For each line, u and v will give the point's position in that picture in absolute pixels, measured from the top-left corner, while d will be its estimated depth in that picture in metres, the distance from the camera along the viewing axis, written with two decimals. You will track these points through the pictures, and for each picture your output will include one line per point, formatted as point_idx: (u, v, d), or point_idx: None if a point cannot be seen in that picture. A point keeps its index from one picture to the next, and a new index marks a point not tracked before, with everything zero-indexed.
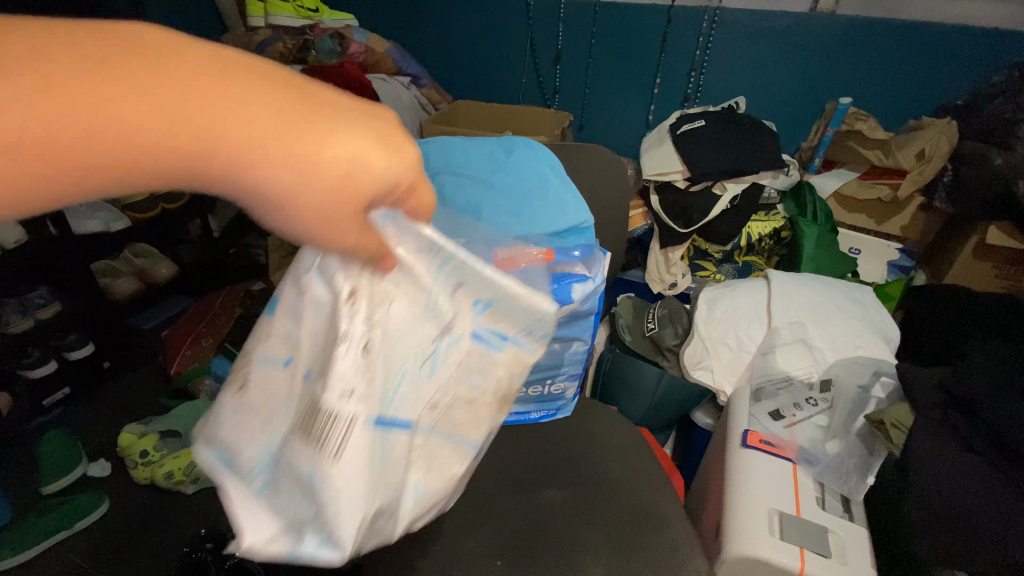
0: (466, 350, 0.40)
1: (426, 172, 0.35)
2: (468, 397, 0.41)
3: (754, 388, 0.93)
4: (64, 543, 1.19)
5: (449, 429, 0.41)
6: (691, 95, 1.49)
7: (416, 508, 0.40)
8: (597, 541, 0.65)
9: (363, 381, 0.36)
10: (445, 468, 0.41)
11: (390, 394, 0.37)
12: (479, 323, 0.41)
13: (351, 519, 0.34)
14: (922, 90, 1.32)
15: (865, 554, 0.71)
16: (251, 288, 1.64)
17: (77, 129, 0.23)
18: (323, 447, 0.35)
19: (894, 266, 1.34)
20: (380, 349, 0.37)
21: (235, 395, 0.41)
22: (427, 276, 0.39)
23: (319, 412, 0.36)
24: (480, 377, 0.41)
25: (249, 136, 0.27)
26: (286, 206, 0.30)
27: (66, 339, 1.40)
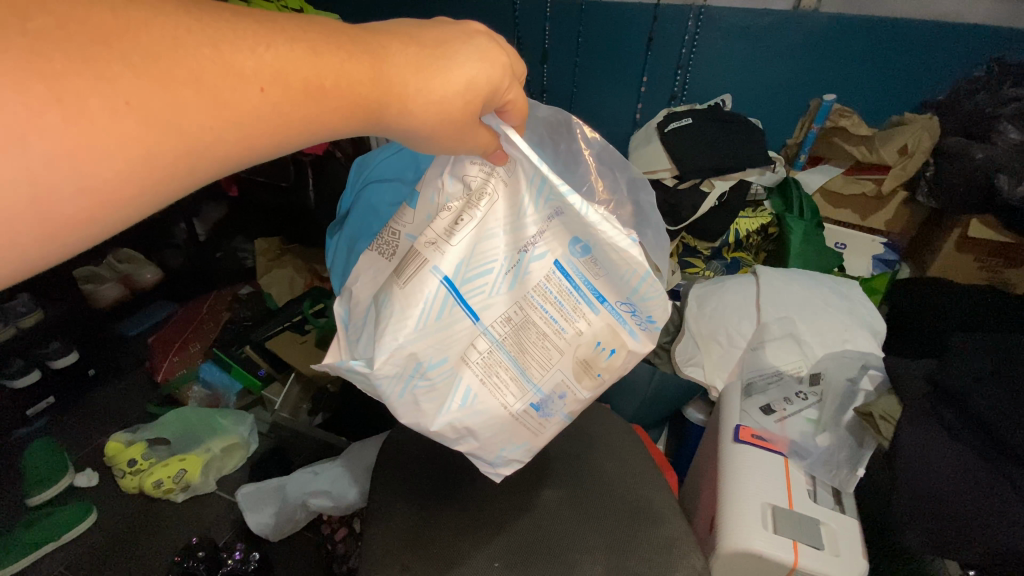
0: (557, 278, 0.50)
1: (512, 86, 0.46)
2: (543, 325, 0.50)
3: (745, 382, 0.94)
4: (52, 554, 1.18)
5: (518, 340, 0.50)
6: (678, 93, 1.50)
7: (460, 413, 0.49)
8: (594, 540, 0.65)
9: (455, 252, 0.49)
10: (502, 383, 0.50)
11: (470, 272, 0.49)
12: (572, 261, 0.50)
13: (399, 345, 0.47)
14: (904, 86, 1.34)
15: (856, 545, 0.72)
16: (238, 292, 1.62)
17: (301, 68, 0.36)
18: (412, 294, 0.48)
19: (879, 260, 1.37)
20: (477, 237, 0.49)
21: (375, 254, 0.55)
22: (533, 196, 0.49)
23: (418, 260, 0.49)
24: (560, 312, 0.50)
25: (403, 76, 0.41)
26: (416, 117, 0.42)
27: (49, 347, 1.36)
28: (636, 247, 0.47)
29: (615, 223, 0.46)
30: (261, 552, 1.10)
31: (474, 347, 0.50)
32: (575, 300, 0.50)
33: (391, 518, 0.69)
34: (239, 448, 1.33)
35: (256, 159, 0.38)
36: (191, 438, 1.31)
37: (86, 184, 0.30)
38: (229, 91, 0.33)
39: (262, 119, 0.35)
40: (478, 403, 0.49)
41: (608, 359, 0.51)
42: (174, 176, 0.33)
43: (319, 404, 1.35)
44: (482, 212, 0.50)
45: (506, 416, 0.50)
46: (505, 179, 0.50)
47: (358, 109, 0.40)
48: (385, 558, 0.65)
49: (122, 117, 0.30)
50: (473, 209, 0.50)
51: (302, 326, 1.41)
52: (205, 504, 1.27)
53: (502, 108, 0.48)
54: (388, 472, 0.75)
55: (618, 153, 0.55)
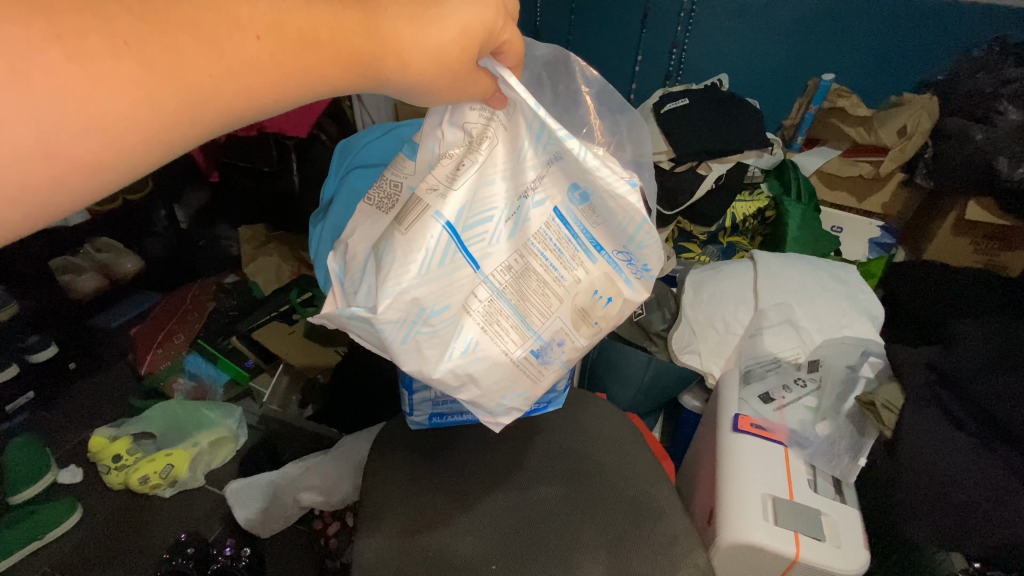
0: (556, 226, 0.47)
1: (511, 28, 0.42)
2: (543, 273, 0.47)
3: (743, 370, 0.92)
4: (37, 552, 1.15)
5: (519, 288, 0.47)
6: (673, 73, 1.46)
7: (462, 360, 0.46)
8: (594, 539, 0.63)
9: (457, 197, 0.46)
10: (503, 331, 0.47)
11: (471, 217, 0.46)
12: (569, 209, 0.47)
13: (402, 291, 0.44)
14: (903, 64, 1.31)
15: (857, 535, 0.71)
16: (223, 280, 1.58)
17: (301, 17, 0.33)
18: (414, 234, 0.45)
19: (874, 244, 1.36)
20: (478, 181, 0.46)
21: (368, 205, 0.50)
22: (532, 140, 0.46)
23: (418, 207, 0.46)
24: (559, 260, 0.47)
25: (399, 25, 0.37)
26: (415, 69, 0.39)
27: (27, 341, 1.32)
28: (634, 192, 0.45)
29: (614, 166, 0.44)
30: (252, 547, 1.09)
31: (475, 296, 0.46)
32: (574, 249, 0.48)
33: (385, 518, 0.67)
34: (227, 442, 1.30)
35: (262, 115, 0.36)
36: (177, 432, 1.27)
37: (91, 128, 0.28)
38: (227, 38, 0.31)
39: (264, 71, 0.33)
40: (480, 351, 0.46)
41: (606, 308, 0.49)
42: (176, 127, 0.31)
43: (310, 396, 1.31)
44: (483, 157, 0.46)
45: (507, 363, 0.47)
46: (505, 122, 0.46)
47: (360, 63, 0.37)
48: (382, 556, 0.63)
49: (121, 59, 0.28)
50: (475, 153, 0.46)
51: (290, 317, 1.38)
52: (194, 498, 1.24)
53: (497, 51, 0.44)
54: (382, 469, 0.73)
55: (618, 94, 0.52)
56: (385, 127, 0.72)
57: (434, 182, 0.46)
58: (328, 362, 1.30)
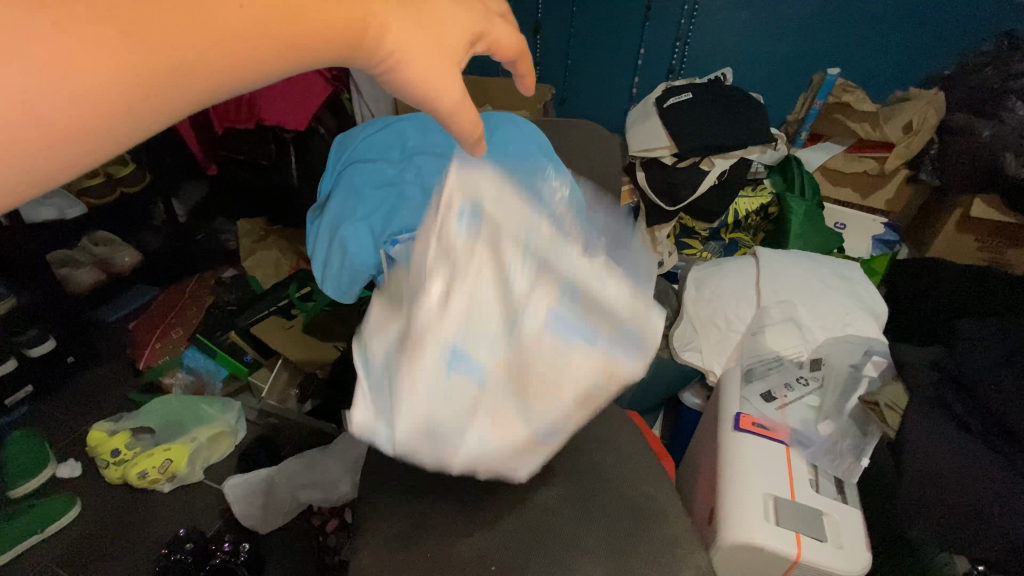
0: (556, 317, 0.44)
1: (495, 23, 0.41)
2: (547, 364, 0.44)
3: (745, 368, 0.91)
4: (35, 547, 1.14)
5: (524, 393, 0.44)
6: (676, 66, 1.44)
7: (474, 453, 0.44)
8: (595, 541, 0.63)
9: (453, 313, 0.42)
10: (512, 429, 0.45)
11: (469, 325, 0.43)
12: (564, 311, 0.44)
13: (411, 415, 0.42)
14: (909, 59, 1.30)
15: (859, 535, 0.71)
16: (221, 274, 1.58)
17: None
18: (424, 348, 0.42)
19: (879, 241, 1.31)
20: (472, 284, 0.43)
21: (376, 304, 0.49)
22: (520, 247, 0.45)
23: (418, 339, 0.42)
24: (565, 350, 0.44)
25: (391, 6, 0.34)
26: (412, 55, 0.36)
27: (26, 335, 1.32)
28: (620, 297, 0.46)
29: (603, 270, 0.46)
30: (251, 543, 1.08)
31: (482, 390, 0.43)
32: (576, 343, 0.44)
33: (383, 520, 0.66)
34: (226, 437, 1.30)
35: (246, 96, 0.32)
36: (175, 426, 1.27)
37: (48, 96, 0.24)
38: (213, 8, 0.28)
39: (251, 40, 0.29)
40: (491, 448, 0.44)
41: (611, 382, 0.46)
42: (149, 103, 0.27)
43: (308, 391, 1.29)
44: (473, 266, 0.43)
45: (517, 453, 0.45)
46: (491, 233, 0.44)
47: (351, 41, 0.33)
48: (380, 556, 0.62)
49: (91, 21, 0.24)
50: (463, 267, 0.43)
51: (289, 310, 1.37)
52: (192, 494, 1.24)
53: (489, 48, 0.42)
54: (381, 468, 0.72)
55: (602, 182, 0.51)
56: (386, 122, 0.74)
57: (429, 299, 0.43)
58: (329, 357, 1.29)
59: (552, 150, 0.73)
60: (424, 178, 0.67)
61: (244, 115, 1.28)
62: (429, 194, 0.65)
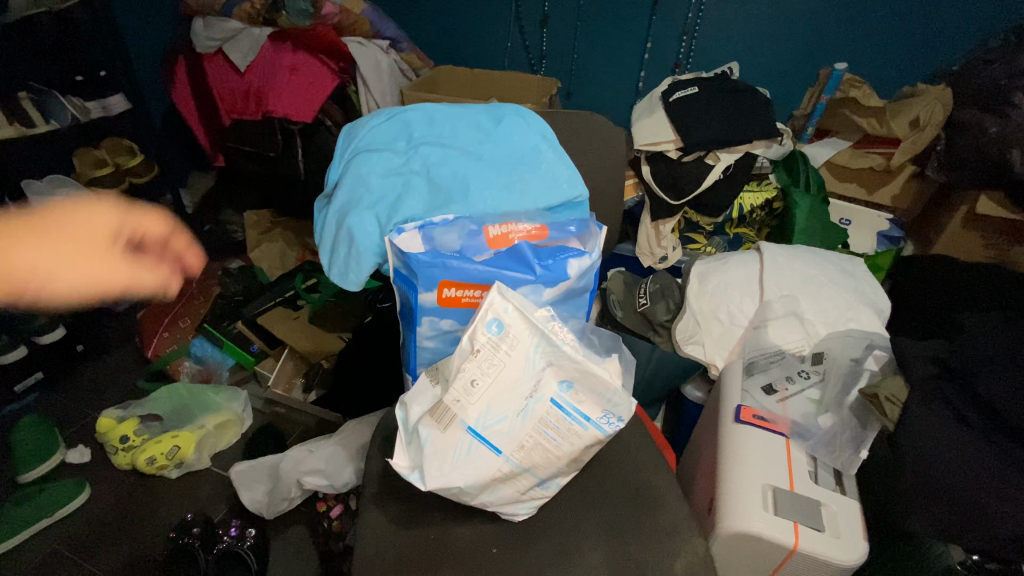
0: (552, 469, 0.59)
1: (130, 219, 0.45)
2: (544, 475, 0.59)
3: (747, 362, 0.92)
4: (44, 532, 1.15)
5: (532, 461, 0.58)
6: (682, 60, 1.44)
7: (491, 502, 0.59)
8: (595, 525, 0.64)
9: (481, 492, 0.57)
10: (520, 477, 0.58)
11: (489, 496, 0.58)
12: (563, 397, 0.57)
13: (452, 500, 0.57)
14: (916, 55, 1.29)
15: (857, 525, 0.71)
16: (228, 264, 1.58)
17: None
18: (448, 452, 0.56)
19: (884, 237, 1.32)
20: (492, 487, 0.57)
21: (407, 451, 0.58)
22: (525, 466, 0.58)
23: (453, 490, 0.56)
24: (559, 466, 0.59)
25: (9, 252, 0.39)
26: (46, 281, 0.40)
27: (35, 322, 1.33)
28: (597, 399, 0.57)
29: (580, 378, 0.56)
30: (257, 528, 1.10)
31: (495, 503, 0.59)
32: (566, 461, 0.59)
33: (386, 503, 0.67)
34: (233, 425, 1.31)
35: None
36: (183, 414, 1.29)
37: None
38: None
39: None
40: (504, 491, 0.59)
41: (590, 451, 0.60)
42: None
43: (314, 381, 1.34)
44: (500, 482, 0.58)
45: (523, 490, 0.60)
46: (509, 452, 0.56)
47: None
48: (385, 538, 0.63)
49: None
50: (496, 483, 0.58)
51: (294, 301, 1.39)
52: (198, 480, 1.25)
53: (141, 243, 0.47)
54: (386, 454, 0.73)
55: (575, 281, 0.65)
56: (391, 111, 0.74)
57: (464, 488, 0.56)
58: (334, 348, 1.29)
59: (557, 142, 0.75)
60: (431, 168, 0.69)
61: (251, 107, 1.34)
62: (434, 183, 0.68)
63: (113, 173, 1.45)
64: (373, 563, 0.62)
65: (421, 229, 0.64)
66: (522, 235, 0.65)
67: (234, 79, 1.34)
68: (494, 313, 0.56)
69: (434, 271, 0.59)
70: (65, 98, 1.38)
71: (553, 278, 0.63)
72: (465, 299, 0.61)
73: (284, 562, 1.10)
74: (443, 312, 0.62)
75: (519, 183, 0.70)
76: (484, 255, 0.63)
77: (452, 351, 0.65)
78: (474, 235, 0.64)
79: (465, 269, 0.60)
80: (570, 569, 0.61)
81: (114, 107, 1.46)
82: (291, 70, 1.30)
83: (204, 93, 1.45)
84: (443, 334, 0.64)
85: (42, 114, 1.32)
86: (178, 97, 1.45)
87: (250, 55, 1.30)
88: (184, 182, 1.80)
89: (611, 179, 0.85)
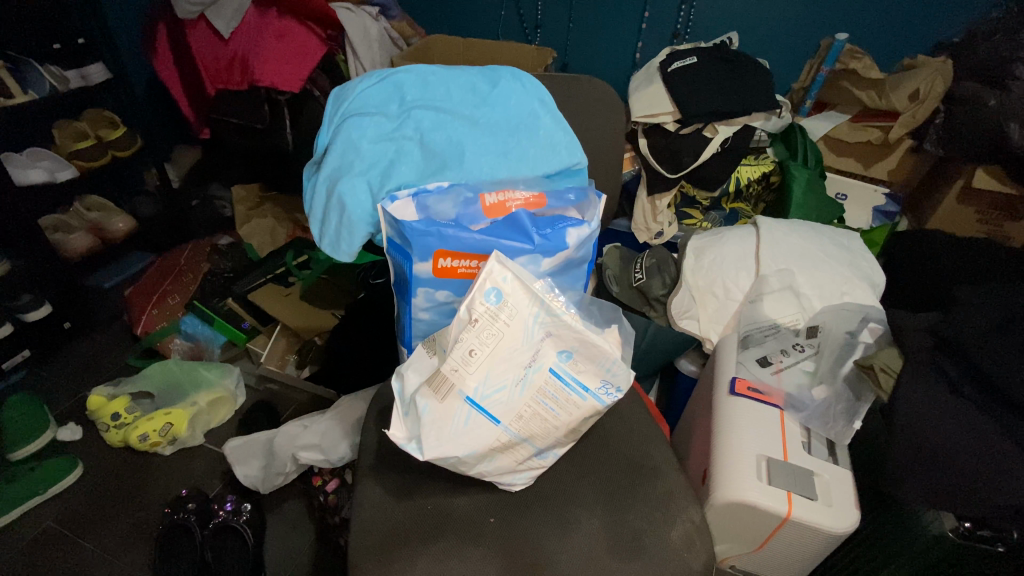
0: (553, 438, 0.59)
1: None
2: (543, 444, 0.59)
3: (742, 335, 0.92)
4: (40, 507, 1.14)
5: (533, 432, 0.57)
6: (681, 31, 1.40)
7: (490, 472, 0.59)
8: (593, 495, 0.65)
9: (482, 460, 0.57)
10: (519, 447, 0.58)
11: (489, 465, 0.58)
12: (563, 366, 0.56)
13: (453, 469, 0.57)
14: (918, 26, 1.27)
15: (848, 494, 0.73)
16: (217, 241, 1.56)
17: None
18: (446, 421, 0.55)
19: (879, 212, 1.31)
20: (491, 455, 0.57)
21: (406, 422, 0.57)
22: (527, 435, 0.57)
23: (454, 460, 0.56)
24: (559, 436, 0.59)
25: None
26: None
27: (19, 300, 1.29)
28: (597, 368, 0.57)
29: (584, 346, 0.56)
30: (252, 503, 1.10)
31: (494, 473, 0.59)
32: (566, 431, 0.59)
33: (382, 476, 0.66)
34: (226, 403, 1.30)
35: None
36: (175, 391, 1.28)
37: None
38: None
39: None
40: (503, 461, 0.59)
41: (589, 422, 0.60)
42: None
43: (306, 357, 1.31)
44: (499, 452, 0.58)
45: (522, 461, 0.60)
46: (510, 422, 0.56)
47: None
48: (382, 509, 0.63)
49: None
50: (495, 453, 0.57)
51: (286, 278, 1.37)
52: (192, 456, 1.23)
53: None
54: (382, 426, 0.72)
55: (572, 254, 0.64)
56: (382, 73, 0.70)
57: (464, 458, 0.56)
58: (326, 325, 1.27)
59: (554, 107, 0.73)
60: (424, 133, 0.67)
61: (236, 76, 1.30)
62: (428, 149, 0.66)
63: (96, 146, 1.41)
64: (370, 534, 0.62)
65: (416, 197, 0.62)
66: (519, 204, 0.64)
67: (218, 46, 1.29)
68: (493, 281, 0.55)
69: (429, 239, 0.58)
70: (41, 66, 1.31)
71: (552, 247, 0.61)
72: (461, 269, 0.60)
73: (280, 536, 1.10)
74: (440, 283, 0.61)
75: (516, 150, 0.69)
76: (481, 224, 0.62)
77: (447, 323, 0.64)
78: (470, 204, 0.63)
79: (461, 238, 0.58)
80: (567, 537, 0.61)
81: (92, 76, 1.41)
82: (278, 38, 1.26)
83: (187, 61, 1.39)
84: (439, 306, 0.63)
85: (20, 86, 1.27)
86: (159, 65, 1.40)
87: (234, 20, 1.26)
88: (168, 155, 1.75)
89: (609, 148, 0.83)
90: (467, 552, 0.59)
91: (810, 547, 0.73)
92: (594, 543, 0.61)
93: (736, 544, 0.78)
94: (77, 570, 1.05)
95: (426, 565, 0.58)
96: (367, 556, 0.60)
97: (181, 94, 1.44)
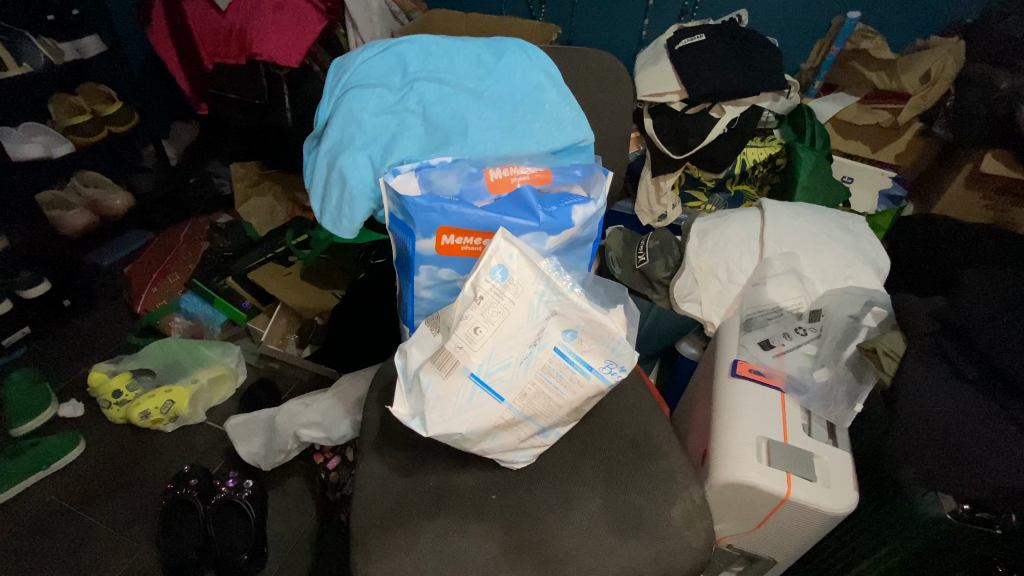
0: (558, 417, 0.59)
1: None
2: (548, 422, 0.59)
3: (744, 318, 0.92)
4: (43, 482, 1.15)
5: (538, 411, 0.57)
6: (689, 8, 1.37)
7: (495, 451, 0.59)
8: (595, 474, 0.65)
9: (488, 437, 0.57)
10: (525, 427, 0.58)
11: (494, 443, 0.58)
12: (568, 345, 0.56)
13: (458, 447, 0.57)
14: (932, 6, 1.25)
15: (847, 475, 0.73)
16: (216, 220, 1.54)
17: None
18: (449, 398, 0.55)
19: (885, 196, 1.32)
20: (497, 433, 0.57)
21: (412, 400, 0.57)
22: (532, 413, 0.57)
23: (460, 437, 0.56)
24: (565, 415, 0.59)
25: None
26: None
27: (18, 276, 1.29)
28: (603, 348, 0.56)
29: (591, 323, 0.56)
30: (254, 479, 1.10)
31: (499, 451, 0.60)
32: (572, 410, 0.58)
33: (384, 455, 0.66)
34: (226, 380, 1.30)
35: None
36: (177, 369, 1.28)
37: None
38: None
39: None
40: (508, 440, 0.59)
41: (593, 401, 0.59)
42: None
43: (306, 337, 1.30)
44: (504, 431, 0.58)
45: (526, 439, 0.60)
46: (516, 402, 0.56)
47: None
48: (384, 485, 0.64)
49: None
50: (501, 432, 0.58)
51: (286, 257, 1.37)
52: (194, 432, 1.24)
53: None
54: (384, 405, 0.72)
55: (577, 235, 0.63)
56: (383, 43, 0.68)
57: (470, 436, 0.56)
58: (327, 305, 1.27)
59: (560, 80, 0.71)
60: (427, 107, 0.66)
61: (234, 51, 1.27)
62: (431, 123, 0.65)
63: (92, 121, 1.38)
64: (373, 509, 0.62)
65: (420, 172, 0.61)
66: (524, 180, 0.63)
67: (215, 19, 1.26)
68: (499, 259, 0.55)
69: (432, 215, 0.57)
70: (35, 38, 1.29)
71: (557, 225, 0.61)
72: (464, 246, 0.60)
73: (282, 512, 1.11)
74: (443, 260, 0.60)
75: (521, 125, 0.68)
76: (485, 201, 0.61)
77: (450, 302, 0.64)
78: (474, 180, 0.62)
79: (465, 214, 0.58)
80: (569, 515, 0.61)
81: (88, 49, 1.39)
82: (275, 10, 1.23)
83: (184, 34, 1.36)
84: (441, 284, 0.62)
85: (13, 57, 1.24)
86: (155, 39, 1.37)
87: None
88: (166, 131, 1.72)
89: (616, 127, 0.82)
90: (470, 527, 0.60)
91: (808, 526, 0.74)
92: (595, 520, 0.61)
93: (734, 523, 0.78)
94: (81, 544, 1.06)
95: (428, 541, 0.59)
96: (370, 531, 0.60)
97: (178, 69, 1.41)
